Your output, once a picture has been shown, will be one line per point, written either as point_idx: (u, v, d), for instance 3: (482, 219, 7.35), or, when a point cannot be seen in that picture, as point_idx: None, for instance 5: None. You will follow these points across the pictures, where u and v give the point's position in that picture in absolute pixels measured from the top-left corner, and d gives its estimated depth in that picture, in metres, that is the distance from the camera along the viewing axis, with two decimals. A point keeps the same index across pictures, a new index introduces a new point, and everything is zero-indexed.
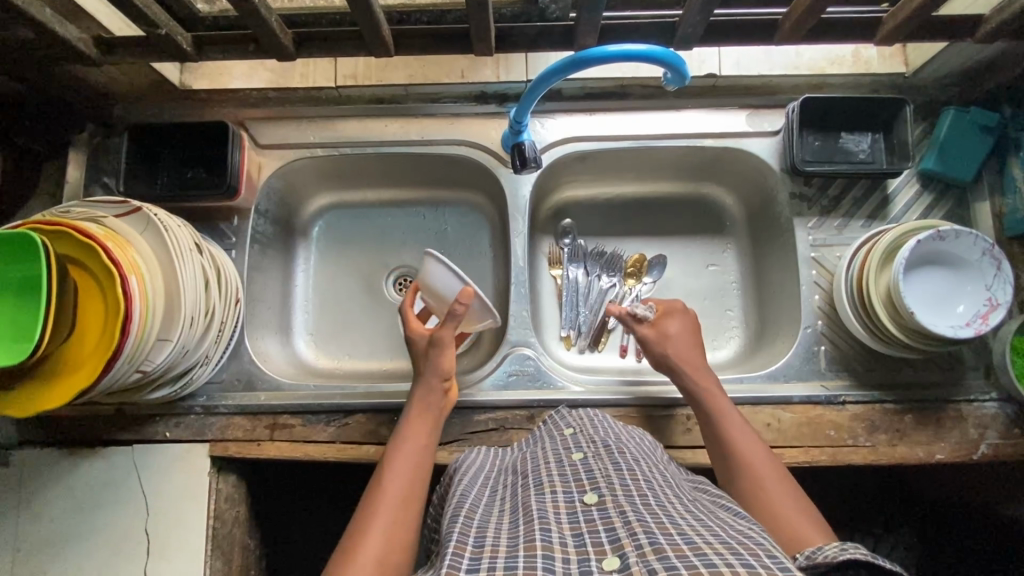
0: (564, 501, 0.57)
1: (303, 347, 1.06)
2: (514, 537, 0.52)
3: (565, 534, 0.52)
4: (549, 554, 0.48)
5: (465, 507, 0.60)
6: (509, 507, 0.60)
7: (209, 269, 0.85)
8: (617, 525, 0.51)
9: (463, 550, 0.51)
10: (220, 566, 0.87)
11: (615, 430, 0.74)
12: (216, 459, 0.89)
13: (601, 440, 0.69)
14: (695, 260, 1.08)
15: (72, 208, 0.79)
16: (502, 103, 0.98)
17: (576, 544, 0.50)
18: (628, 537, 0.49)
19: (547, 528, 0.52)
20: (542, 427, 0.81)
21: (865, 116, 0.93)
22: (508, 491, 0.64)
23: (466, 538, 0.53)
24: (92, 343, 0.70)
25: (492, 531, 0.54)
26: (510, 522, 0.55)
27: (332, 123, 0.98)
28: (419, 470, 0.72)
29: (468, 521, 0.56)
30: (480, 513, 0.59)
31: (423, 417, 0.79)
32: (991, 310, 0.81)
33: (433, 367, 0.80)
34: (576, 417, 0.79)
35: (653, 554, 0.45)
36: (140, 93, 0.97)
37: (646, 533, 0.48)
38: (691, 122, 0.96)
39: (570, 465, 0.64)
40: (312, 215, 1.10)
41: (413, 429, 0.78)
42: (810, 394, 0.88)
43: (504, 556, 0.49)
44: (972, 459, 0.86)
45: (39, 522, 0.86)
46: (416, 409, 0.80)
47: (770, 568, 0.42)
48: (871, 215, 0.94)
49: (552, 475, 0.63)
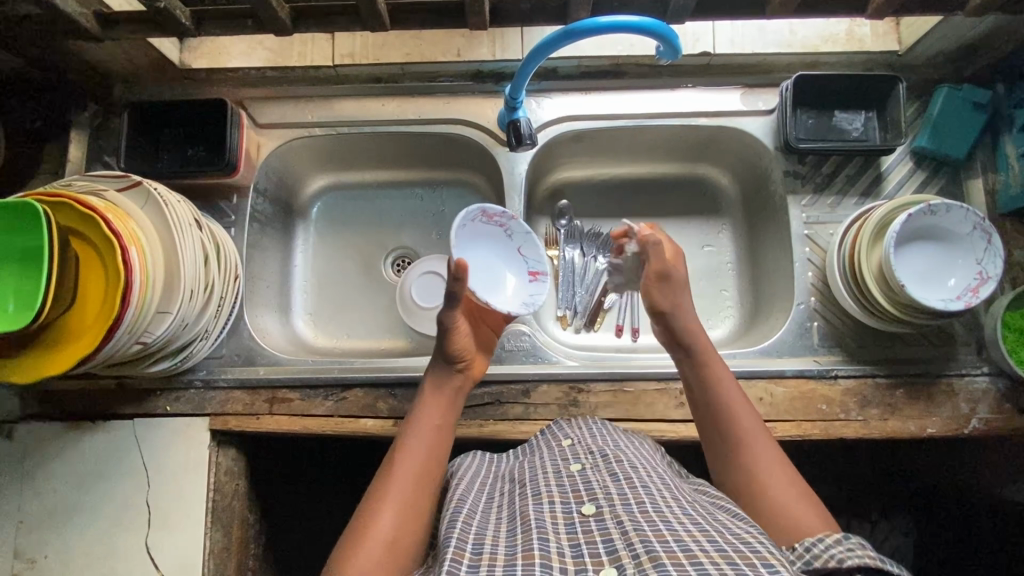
0: (561, 512, 0.58)
1: (302, 326, 1.07)
2: (512, 545, 0.54)
3: (563, 544, 0.53)
4: (547, 563, 0.50)
5: (461, 514, 0.61)
6: (507, 515, 0.60)
7: (209, 244, 0.86)
8: (614, 536, 0.53)
9: (461, 557, 0.52)
10: (220, 537, 0.88)
11: (613, 436, 0.74)
12: (216, 433, 0.91)
13: (599, 449, 0.69)
14: (690, 241, 1.09)
15: (76, 181, 0.81)
16: (498, 82, 0.99)
17: (573, 555, 0.51)
18: (625, 548, 0.50)
19: (545, 537, 0.53)
20: (540, 437, 0.80)
21: (859, 94, 0.93)
22: (505, 499, 0.65)
23: (465, 544, 0.54)
24: (94, 312, 0.72)
25: (490, 538, 0.56)
26: (507, 531, 0.57)
27: (331, 103, 1.00)
28: (435, 446, 0.71)
29: (466, 527, 0.58)
30: (478, 519, 0.60)
31: (440, 394, 0.78)
32: (981, 284, 0.82)
33: (440, 349, 0.78)
34: (574, 427, 0.78)
35: (649, 562, 0.47)
36: (141, 74, 0.99)
37: (643, 542, 0.50)
38: (685, 101, 0.97)
39: (568, 476, 0.65)
40: (311, 196, 1.11)
41: (430, 405, 0.76)
42: (802, 367, 0.89)
43: (502, 564, 0.51)
44: (963, 433, 0.86)
45: (41, 495, 0.88)
46: (431, 388, 0.78)
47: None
48: (865, 192, 0.95)
49: (550, 486, 0.63)
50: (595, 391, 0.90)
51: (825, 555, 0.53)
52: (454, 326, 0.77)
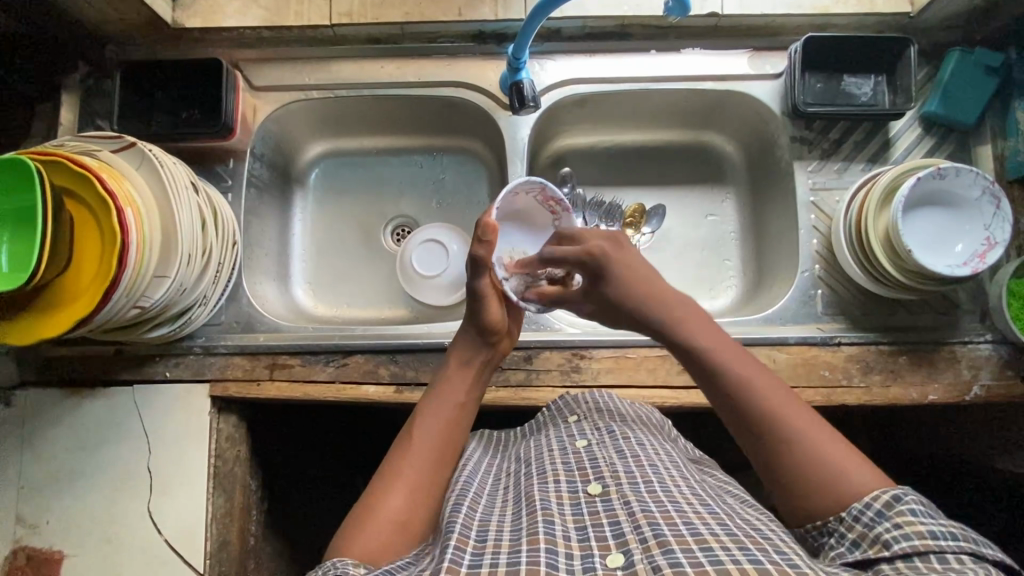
0: (567, 492, 0.58)
1: (301, 294, 1.06)
2: (517, 528, 0.53)
3: (569, 527, 0.52)
4: (553, 548, 0.49)
5: (466, 496, 0.60)
6: (513, 497, 0.60)
7: (205, 208, 0.84)
8: (621, 518, 0.52)
9: (464, 544, 0.51)
10: (222, 503, 0.89)
11: (621, 408, 0.76)
12: (216, 399, 0.90)
13: (606, 425, 0.70)
14: (694, 211, 1.08)
15: (68, 142, 0.79)
16: (501, 44, 0.97)
17: (579, 538, 0.51)
18: (632, 531, 0.50)
19: (551, 520, 0.53)
20: (546, 413, 0.80)
21: (869, 56, 0.91)
22: (511, 481, 0.65)
23: (469, 531, 0.53)
24: (92, 273, 0.71)
25: (495, 523, 0.55)
26: (512, 514, 0.56)
27: (328, 65, 0.97)
28: (454, 424, 0.69)
29: (470, 512, 0.57)
30: (483, 504, 0.60)
31: (466, 368, 0.74)
32: (989, 249, 0.81)
33: (475, 320, 0.74)
34: (582, 401, 0.78)
35: (657, 548, 0.47)
36: (133, 34, 0.96)
37: (650, 525, 0.50)
38: (691, 65, 0.95)
39: (574, 453, 0.65)
40: (309, 162, 1.09)
41: (454, 379, 0.73)
42: (805, 335, 0.89)
43: (506, 552, 0.50)
44: (964, 400, 0.86)
45: (41, 461, 0.88)
46: (458, 359, 0.74)
47: (781, 568, 0.44)
48: (872, 158, 0.93)
49: (555, 464, 0.63)
50: (598, 357, 0.90)
51: (873, 539, 0.50)
52: (485, 293, 0.73)
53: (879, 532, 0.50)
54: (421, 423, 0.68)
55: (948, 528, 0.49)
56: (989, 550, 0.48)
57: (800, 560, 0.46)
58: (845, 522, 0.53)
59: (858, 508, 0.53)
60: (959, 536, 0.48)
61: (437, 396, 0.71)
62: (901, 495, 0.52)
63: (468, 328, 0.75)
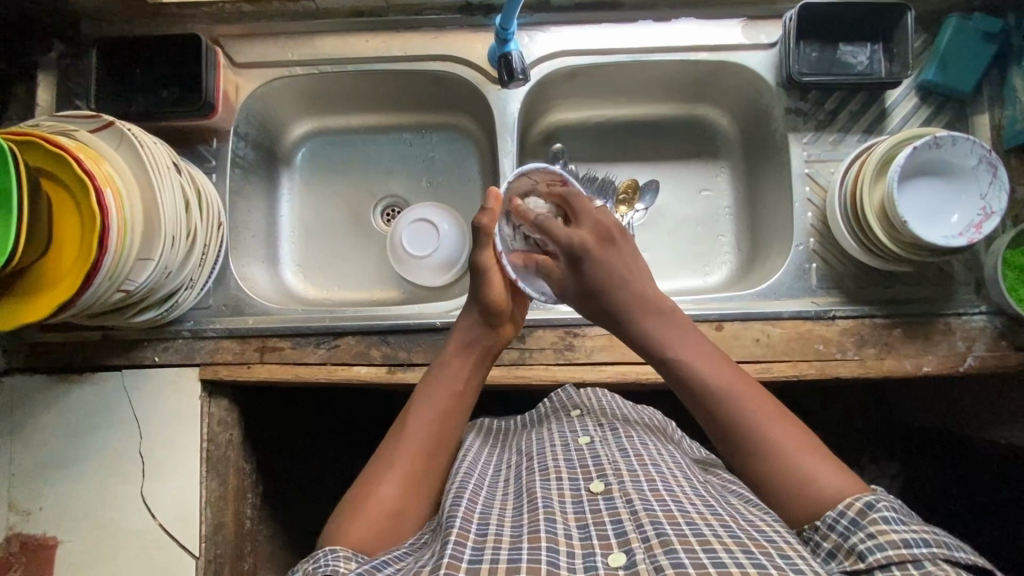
0: (569, 490, 0.57)
1: (290, 277, 1.04)
2: (518, 525, 0.52)
3: (570, 525, 0.52)
4: (554, 547, 0.49)
5: (467, 488, 0.59)
6: (514, 491, 0.60)
7: (188, 188, 0.82)
8: (623, 516, 0.52)
9: (465, 538, 0.50)
10: (216, 487, 0.88)
11: (623, 410, 0.76)
12: (206, 383, 0.89)
13: (610, 424, 0.70)
14: (688, 186, 1.06)
15: (43, 122, 0.77)
16: (488, 15, 0.94)
17: (581, 537, 0.50)
18: (635, 530, 0.50)
19: (552, 519, 0.52)
20: (549, 403, 0.80)
21: (865, 23, 0.89)
22: (513, 472, 0.64)
23: (470, 524, 0.53)
24: (72, 258, 0.69)
25: (495, 518, 0.54)
26: (513, 510, 0.56)
27: (312, 40, 0.95)
28: (452, 412, 0.68)
29: (471, 506, 0.56)
30: (483, 496, 0.59)
31: (467, 353, 0.73)
32: (985, 220, 0.80)
33: (477, 297, 0.74)
34: (583, 397, 0.79)
35: (660, 547, 0.47)
36: (109, 10, 0.93)
37: (653, 524, 0.49)
38: (684, 35, 0.93)
39: (577, 449, 0.64)
40: (295, 141, 1.07)
41: (453, 364, 0.72)
42: (800, 309, 0.88)
43: (507, 547, 0.49)
44: (958, 371, 0.86)
45: (32, 447, 0.87)
46: (458, 342, 0.74)
47: (783, 572, 0.44)
48: (868, 129, 0.92)
49: (557, 460, 0.63)
50: (591, 335, 0.89)
51: (849, 552, 0.50)
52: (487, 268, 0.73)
53: (854, 543, 0.50)
54: (418, 411, 0.67)
55: (920, 534, 0.49)
56: (963, 553, 0.49)
57: (804, 565, 0.46)
58: (820, 531, 0.53)
59: (832, 517, 0.53)
60: (933, 541, 0.49)
61: (435, 381, 0.70)
62: (872, 501, 0.52)
63: (469, 309, 0.75)
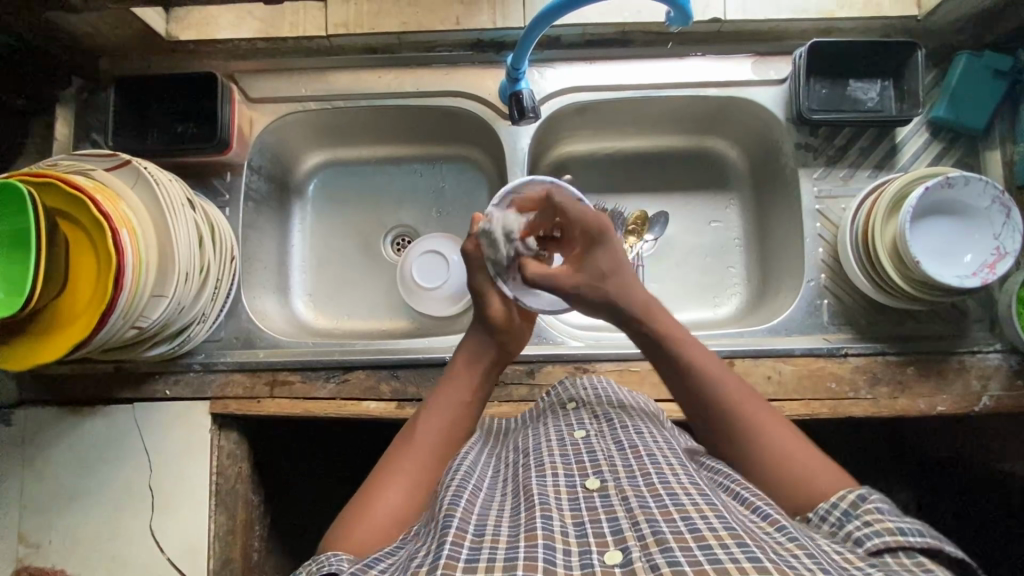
0: (565, 486, 0.56)
1: (301, 307, 1.05)
2: (515, 525, 0.50)
3: (567, 523, 0.50)
4: (550, 543, 0.47)
5: (466, 488, 0.57)
6: (511, 491, 0.58)
7: (202, 226, 0.83)
8: (619, 514, 0.51)
9: (462, 539, 0.49)
10: (224, 520, 0.88)
11: (622, 398, 0.73)
12: (216, 416, 0.89)
13: (606, 414, 0.68)
14: (697, 218, 1.06)
15: (60, 161, 0.78)
16: (499, 52, 0.95)
17: (576, 534, 0.49)
18: (630, 528, 0.49)
19: (549, 515, 0.51)
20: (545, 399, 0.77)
21: (875, 61, 0.89)
22: (511, 472, 0.62)
23: (467, 525, 0.51)
24: (87, 296, 0.70)
25: (494, 518, 0.53)
26: (512, 509, 0.54)
27: (326, 76, 0.96)
28: (457, 425, 0.68)
29: (469, 507, 0.54)
30: (484, 499, 0.57)
31: (474, 367, 0.72)
32: (998, 260, 0.80)
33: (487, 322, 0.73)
34: (578, 387, 0.76)
35: (656, 546, 0.46)
36: (128, 48, 0.95)
37: (648, 522, 0.48)
38: (695, 70, 0.93)
39: (572, 444, 0.63)
40: (308, 172, 1.08)
41: (458, 377, 0.71)
42: (811, 346, 0.87)
43: (504, 547, 0.47)
44: (973, 411, 0.85)
45: (43, 477, 0.87)
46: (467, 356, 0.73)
47: (780, 566, 0.42)
48: (878, 164, 0.92)
49: (552, 456, 0.61)
50: (602, 370, 0.89)
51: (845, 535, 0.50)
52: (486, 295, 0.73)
53: (850, 529, 0.50)
54: (423, 423, 0.67)
55: (915, 525, 0.48)
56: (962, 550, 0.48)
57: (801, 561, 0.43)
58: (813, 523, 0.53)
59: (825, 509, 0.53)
60: (928, 533, 0.48)
61: (441, 394, 0.70)
62: (867, 495, 0.52)
63: (476, 330, 0.74)
